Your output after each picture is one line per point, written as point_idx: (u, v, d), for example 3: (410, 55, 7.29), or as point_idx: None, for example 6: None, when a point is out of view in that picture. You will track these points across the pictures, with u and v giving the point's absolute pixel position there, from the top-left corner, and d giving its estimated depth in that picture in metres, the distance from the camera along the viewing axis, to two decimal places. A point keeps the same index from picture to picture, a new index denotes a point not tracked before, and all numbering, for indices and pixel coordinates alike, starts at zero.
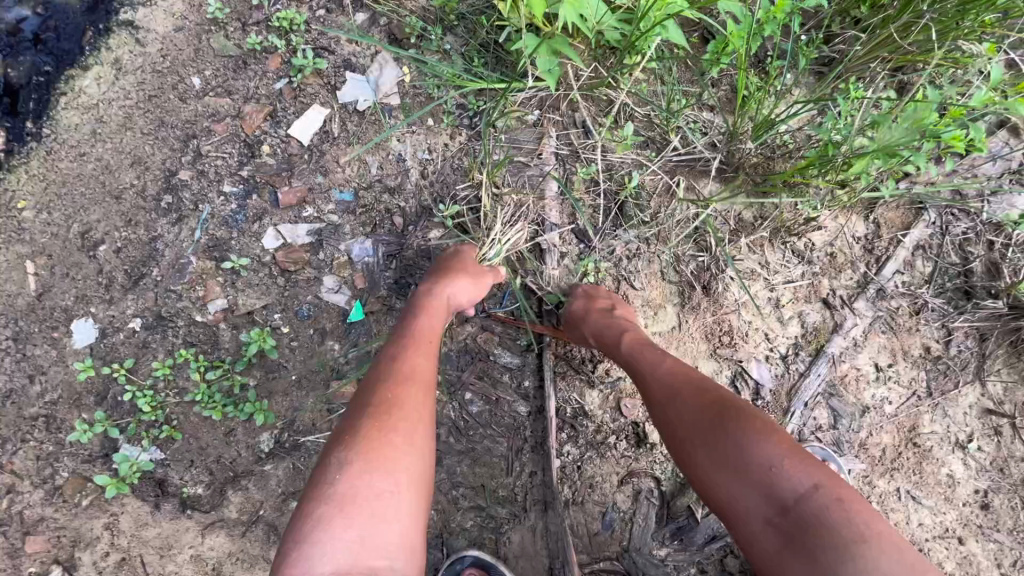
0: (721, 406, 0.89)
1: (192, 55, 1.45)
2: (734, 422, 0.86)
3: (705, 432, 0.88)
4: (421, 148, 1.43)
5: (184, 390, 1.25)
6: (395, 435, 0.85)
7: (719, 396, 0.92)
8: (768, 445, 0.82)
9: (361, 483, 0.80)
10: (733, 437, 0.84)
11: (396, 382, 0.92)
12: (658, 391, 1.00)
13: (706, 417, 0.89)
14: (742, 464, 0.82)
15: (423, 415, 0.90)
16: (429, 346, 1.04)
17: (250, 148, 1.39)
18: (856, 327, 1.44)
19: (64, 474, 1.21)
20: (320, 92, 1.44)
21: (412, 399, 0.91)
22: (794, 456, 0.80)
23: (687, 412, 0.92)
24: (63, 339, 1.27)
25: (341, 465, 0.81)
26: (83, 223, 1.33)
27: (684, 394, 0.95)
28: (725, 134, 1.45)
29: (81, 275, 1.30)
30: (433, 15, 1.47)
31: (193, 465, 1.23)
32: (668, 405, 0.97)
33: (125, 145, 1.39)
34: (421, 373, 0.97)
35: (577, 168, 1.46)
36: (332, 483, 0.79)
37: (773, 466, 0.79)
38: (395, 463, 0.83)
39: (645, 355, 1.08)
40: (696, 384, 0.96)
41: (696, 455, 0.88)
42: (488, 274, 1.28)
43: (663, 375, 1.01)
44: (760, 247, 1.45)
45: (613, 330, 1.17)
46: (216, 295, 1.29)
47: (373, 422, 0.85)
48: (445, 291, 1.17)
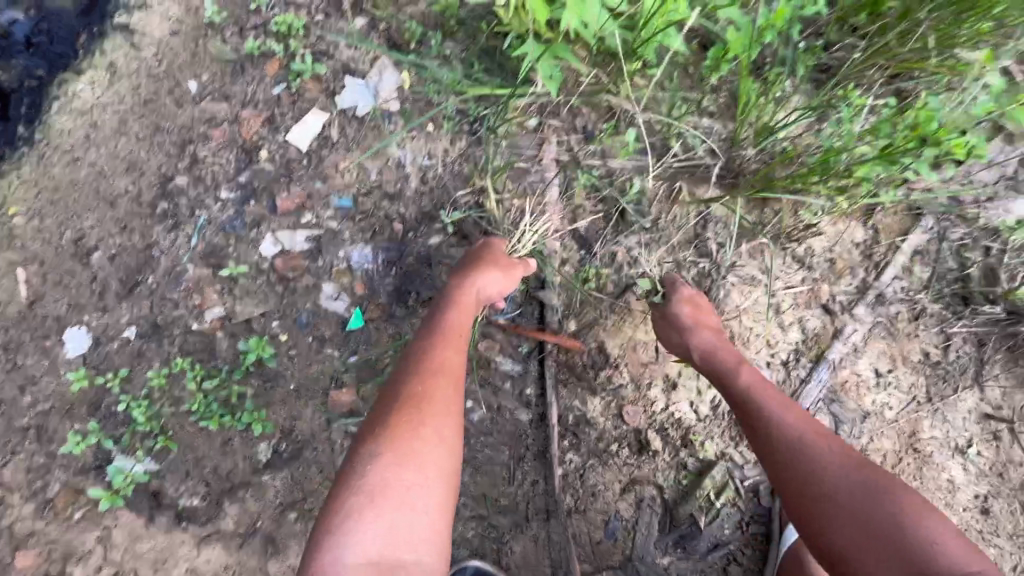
0: (877, 477, 0.88)
1: (189, 59, 1.44)
2: (893, 495, 0.85)
3: (859, 497, 0.86)
4: (421, 154, 1.42)
5: (180, 400, 1.22)
6: (425, 429, 0.85)
7: (863, 462, 0.91)
8: (934, 526, 0.81)
9: (391, 478, 0.80)
10: (895, 511, 0.83)
11: (425, 375, 0.91)
12: (784, 438, 0.97)
13: (862, 483, 0.87)
14: (904, 538, 0.81)
15: (452, 409, 0.89)
16: (457, 339, 1.01)
17: (248, 153, 1.38)
18: (856, 333, 1.44)
19: (56, 487, 1.19)
20: (319, 97, 1.43)
21: (442, 394, 0.90)
22: (955, 538, 0.81)
23: (832, 467, 0.90)
24: (55, 348, 1.24)
25: (371, 458, 0.82)
26: (76, 230, 1.31)
27: (823, 449, 0.93)
28: (725, 140, 1.45)
29: (74, 283, 1.28)
30: (433, 20, 1.46)
31: (189, 476, 1.21)
32: (801, 456, 0.94)
33: (120, 151, 1.37)
34: (454, 368, 0.95)
35: (578, 173, 1.45)
36: (361, 477, 0.80)
37: (936, 545, 0.79)
38: (425, 459, 0.83)
39: (764, 396, 1.05)
40: (835, 442, 0.95)
41: (842, 518, 0.86)
42: (519, 269, 1.22)
43: (793, 423, 0.98)
44: (761, 253, 1.45)
45: (729, 359, 1.14)
46: (212, 303, 1.27)
47: (402, 416, 0.85)
48: (476, 280, 1.13)
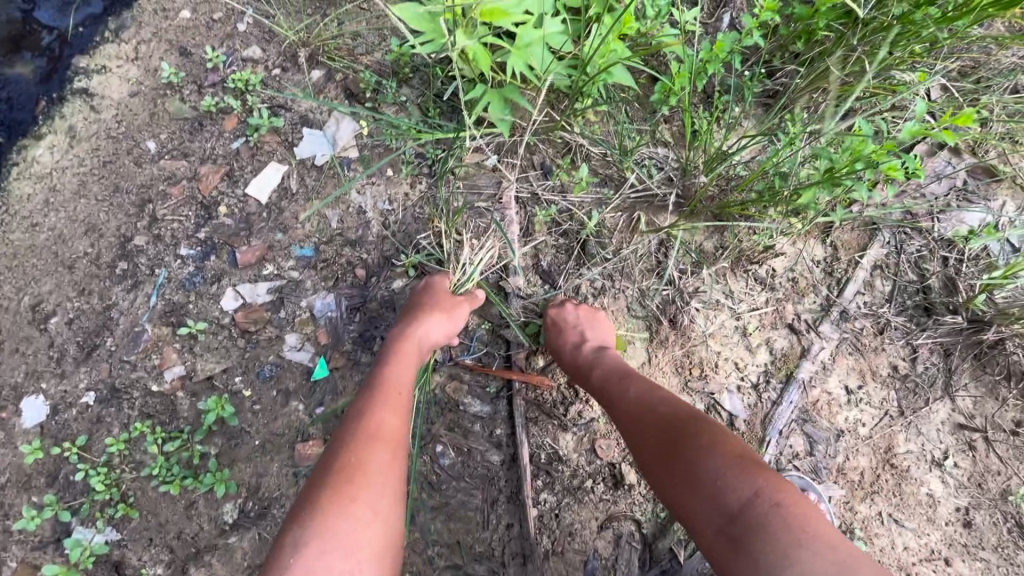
0: (684, 426, 0.93)
1: (147, 119, 1.46)
2: (692, 439, 0.90)
3: (664, 453, 0.91)
4: (381, 199, 1.44)
5: (141, 464, 1.20)
6: (356, 506, 0.83)
7: (675, 418, 0.95)
8: (723, 458, 0.84)
9: (320, 565, 0.77)
10: (689, 453, 0.88)
11: (358, 443, 0.90)
12: (625, 417, 1.04)
13: (670, 436, 0.93)
14: (695, 477, 0.85)
15: (388, 479, 0.88)
16: (396, 397, 1.01)
17: (207, 209, 1.38)
18: (823, 351, 1.45)
19: (12, 564, 1.15)
20: (277, 149, 1.45)
21: (378, 464, 0.88)
22: (743, 466, 0.83)
23: (647, 435, 0.96)
24: (12, 419, 1.22)
25: (298, 545, 0.78)
26: (34, 295, 1.30)
27: (648, 417, 0.99)
28: (679, 169, 1.49)
29: (31, 350, 1.26)
30: (388, 68, 1.50)
31: (152, 544, 1.18)
32: (633, 429, 1.01)
33: (78, 213, 1.38)
34: (392, 433, 0.94)
35: (537, 210, 1.47)
36: (287, 567, 0.77)
37: (720, 479, 0.82)
38: (357, 538, 0.81)
39: (614, 384, 1.12)
40: (662, 407, 1.00)
41: (657, 474, 0.92)
42: (460, 305, 1.27)
43: (632, 401, 1.05)
44: (723, 277, 1.47)
45: (585, 364, 1.21)
46: (173, 361, 1.26)
47: (335, 494, 0.83)
48: (418, 333, 1.16)
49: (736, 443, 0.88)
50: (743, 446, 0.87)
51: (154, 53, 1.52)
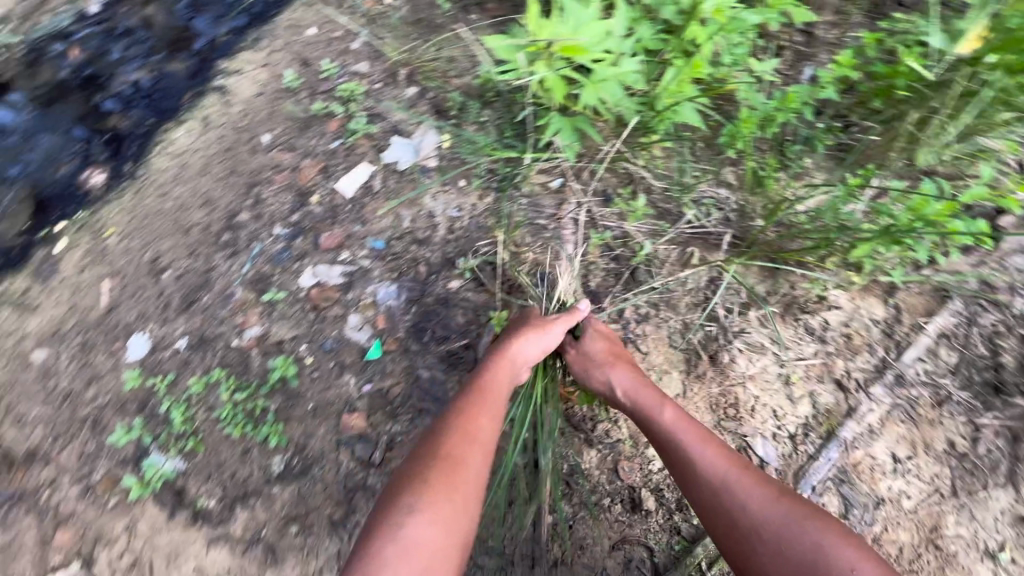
0: (794, 509, 1.00)
1: (267, 116, 1.70)
2: (803, 522, 0.97)
3: (779, 531, 0.98)
4: (451, 206, 1.57)
5: (212, 407, 1.37)
6: (456, 495, 0.98)
7: (782, 494, 1.03)
8: (848, 548, 0.93)
9: (422, 535, 0.91)
10: (813, 538, 0.95)
11: (460, 439, 1.06)
12: (711, 477, 1.07)
13: (780, 518, 0.99)
14: (822, 565, 0.93)
15: (481, 478, 1.03)
16: (493, 404, 1.15)
17: (302, 196, 1.58)
18: (871, 414, 1.39)
19: (99, 473, 1.35)
20: (368, 152, 1.63)
21: (474, 462, 1.03)
22: (863, 557, 0.92)
23: (750, 505, 1.02)
24: (120, 351, 1.44)
25: (410, 513, 0.93)
26: (155, 252, 1.54)
27: (745, 490, 1.04)
28: (737, 211, 1.53)
29: (145, 296, 1.49)
30: (475, 91, 1.67)
31: (210, 479, 1.34)
32: (725, 494, 1.05)
33: (199, 188, 1.62)
34: (485, 440, 1.08)
35: (592, 234, 1.54)
36: (399, 527, 0.91)
37: (852, 568, 0.91)
38: (452, 521, 0.95)
39: (686, 434, 1.14)
40: (756, 480, 1.06)
41: (764, 552, 0.98)
42: (554, 325, 1.32)
43: (720, 464, 1.08)
44: (772, 322, 1.46)
45: (650, 392, 1.22)
46: (253, 323, 1.43)
47: (441, 478, 0.98)
48: (514, 348, 1.24)
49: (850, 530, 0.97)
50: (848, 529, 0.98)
51: (281, 61, 1.77)
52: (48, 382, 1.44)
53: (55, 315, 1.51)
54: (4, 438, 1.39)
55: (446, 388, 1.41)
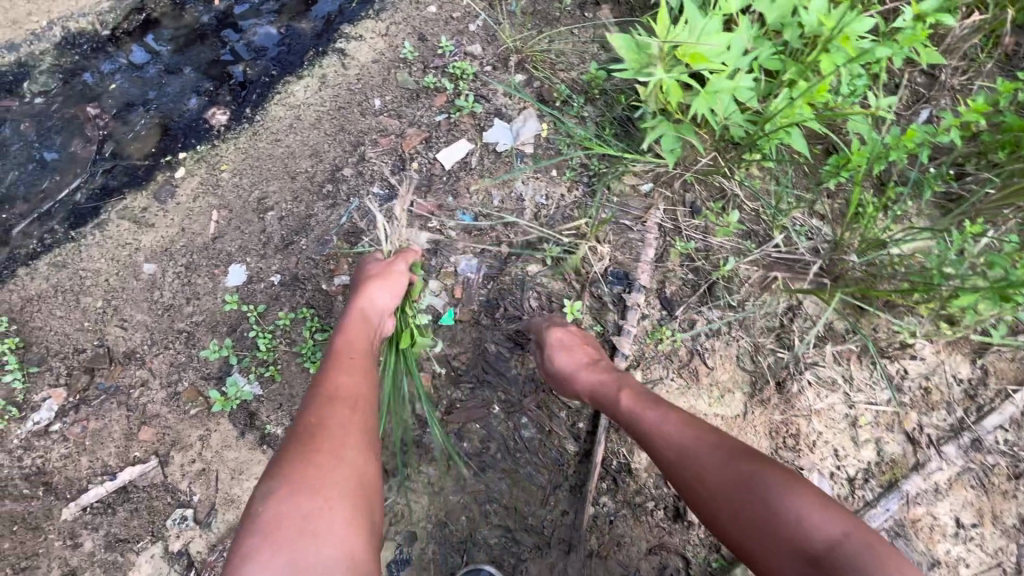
0: (744, 463, 0.96)
1: (380, 82, 1.79)
2: (755, 475, 0.93)
3: (729, 490, 0.94)
4: (540, 193, 1.61)
5: (294, 342, 1.47)
6: (323, 452, 0.94)
7: (732, 449, 0.99)
8: (799, 498, 0.88)
9: (290, 505, 0.86)
10: (761, 494, 0.91)
11: (319, 405, 1.02)
12: (665, 447, 1.06)
13: (733, 476, 0.95)
14: (771, 520, 0.88)
15: (349, 429, 0.99)
16: (351, 362, 1.13)
17: (402, 161, 1.66)
18: (940, 472, 1.34)
19: (185, 383, 1.47)
20: (470, 130, 1.69)
21: (338, 417, 1.00)
22: (820, 505, 0.87)
23: (699, 470, 0.99)
24: (220, 276, 1.56)
25: (271, 493, 0.88)
26: (262, 191, 1.66)
27: (700, 453, 1.01)
28: (830, 243, 1.50)
29: (249, 230, 1.61)
30: (580, 87, 1.71)
31: (281, 408, 1.44)
32: (678, 459, 1.03)
33: (309, 140, 1.72)
34: (350, 391, 1.06)
35: (676, 242, 1.55)
36: (262, 510, 0.86)
37: (799, 518, 0.86)
38: (321, 477, 0.90)
39: (643, 412, 1.13)
40: (710, 439, 1.02)
41: (727, 515, 0.94)
42: (396, 270, 1.36)
43: (677, 433, 1.06)
44: (847, 360, 1.43)
45: (608, 386, 1.23)
46: (343, 271, 1.52)
47: (301, 448, 0.94)
48: (363, 302, 1.27)
49: (807, 481, 0.92)
50: (807, 479, 0.92)
51: (399, 33, 1.86)
52: (152, 292, 1.57)
53: (166, 234, 1.64)
54: (108, 335, 1.53)
55: (508, 365, 1.46)
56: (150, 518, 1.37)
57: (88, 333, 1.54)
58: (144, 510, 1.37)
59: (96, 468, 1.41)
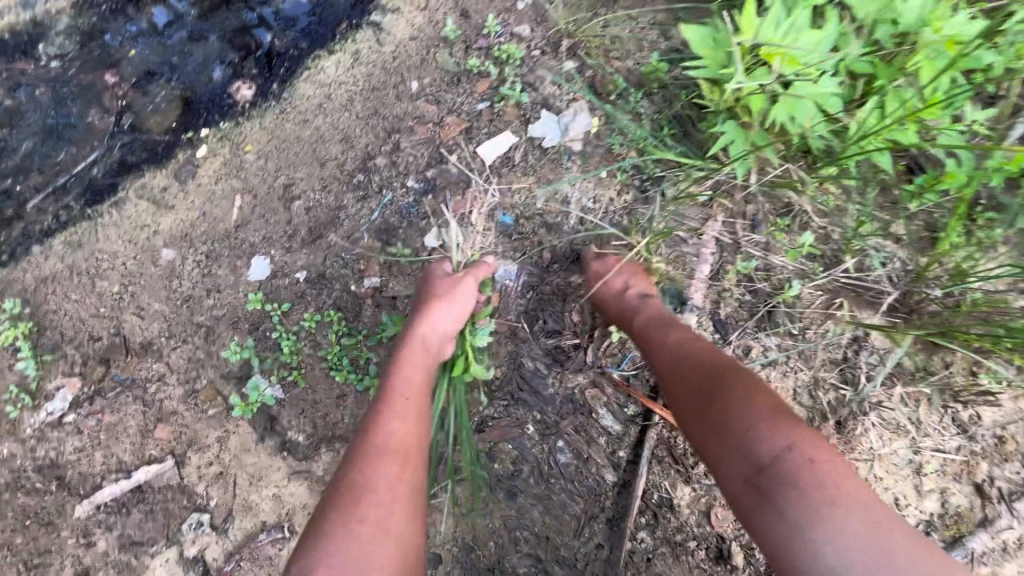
0: (718, 374, 0.92)
1: (417, 62, 1.61)
2: (722, 387, 0.89)
3: (695, 401, 0.92)
4: (587, 196, 1.48)
5: (319, 345, 1.39)
6: (364, 523, 0.87)
7: (712, 365, 0.95)
8: (756, 409, 0.83)
9: None
10: (722, 403, 0.87)
11: (365, 460, 0.94)
12: (662, 363, 1.05)
13: (702, 385, 0.93)
14: (725, 428, 0.85)
15: (397, 495, 0.92)
16: (403, 406, 1.04)
17: (440, 154, 1.53)
18: (1009, 530, 1.24)
19: (204, 381, 1.40)
20: (514, 121, 1.55)
21: (385, 479, 0.92)
22: (772, 417, 0.82)
23: (681, 384, 0.97)
24: (242, 269, 1.48)
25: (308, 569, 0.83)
26: (288, 177, 1.54)
27: (684, 367, 0.99)
28: (908, 272, 1.34)
29: (274, 220, 1.51)
30: (637, 78, 1.54)
31: (302, 414, 1.36)
32: (667, 374, 1.02)
33: (339, 123, 1.58)
34: (401, 443, 0.98)
35: (735, 259, 1.41)
36: None
37: (750, 429, 0.82)
38: (361, 558, 0.83)
39: (654, 334, 1.13)
40: (698, 356, 0.99)
41: (688, 417, 0.93)
42: (461, 287, 1.26)
43: (671, 350, 1.05)
44: (916, 402, 1.30)
45: (627, 310, 1.24)
46: (373, 272, 1.44)
47: (342, 517, 0.88)
48: (424, 328, 1.18)
49: (775, 395, 0.87)
50: (777, 396, 0.86)
51: (441, 6, 1.62)
52: (171, 281, 1.48)
53: (186, 218, 1.54)
54: (124, 324, 1.46)
55: (545, 384, 1.35)
56: (166, 520, 1.32)
57: (103, 320, 1.46)
58: (160, 512, 1.32)
59: (110, 465, 1.35)
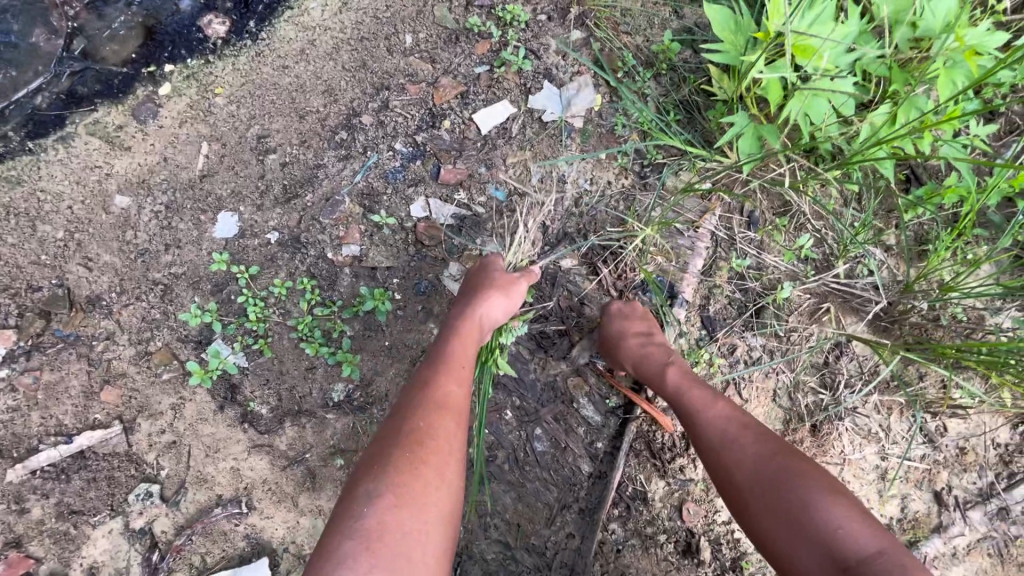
0: (788, 460, 0.90)
1: (413, 14, 1.48)
2: (796, 476, 0.87)
3: (764, 486, 0.89)
4: (585, 176, 1.41)
5: (289, 313, 1.30)
6: (427, 468, 0.84)
7: (780, 449, 0.93)
8: (838, 506, 0.82)
9: (387, 523, 0.78)
10: (798, 494, 0.85)
11: (427, 409, 0.90)
12: (708, 432, 1.00)
13: (771, 473, 0.89)
14: (805, 521, 0.82)
15: (454, 449, 0.89)
16: (460, 369, 1.00)
17: (432, 117, 1.43)
18: (961, 537, 1.29)
19: (158, 343, 1.29)
20: (514, 90, 1.45)
21: (446, 431, 0.89)
22: (859, 519, 0.81)
23: (742, 462, 0.93)
24: (207, 225, 1.35)
25: (369, 497, 0.80)
26: (262, 128, 1.41)
27: (747, 444, 0.95)
28: (897, 283, 1.34)
29: (244, 173, 1.38)
30: (646, 56, 1.46)
31: (268, 385, 1.28)
32: (721, 448, 0.97)
33: (322, 73, 1.44)
34: (459, 402, 0.95)
35: (728, 256, 1.39)
36: (359, 517, 0.78)
37: (836, 528, 0.80)
38: (422, 501, 0.81)
39: (693, 394, 1.08)
40: (756, 434, 0.96)
41: (756, 505, 0.89)
42: (518, 283, 1.20)
43: (721, 424, 1.00)
44: (888, 410, 1.33)
45: (659, 362, 1.17)
46: (352, 240, 1.34)
47: (405, 455, 0.84)
48: (482, 308, 1.12)
49: (851, 494, 0.85)
50: (853, 495, 0.85)
51: None
52: (125, 231, 1.35)
53: (143, 163, 1.39)
54: (69, 275, 1.32)
55: (527, 369, 1.31)
56: (109, 490, 1.22)
57: (44, 269, 1.32)
58: (103, 481, 1.22)
59: (48, 427, 1.24)
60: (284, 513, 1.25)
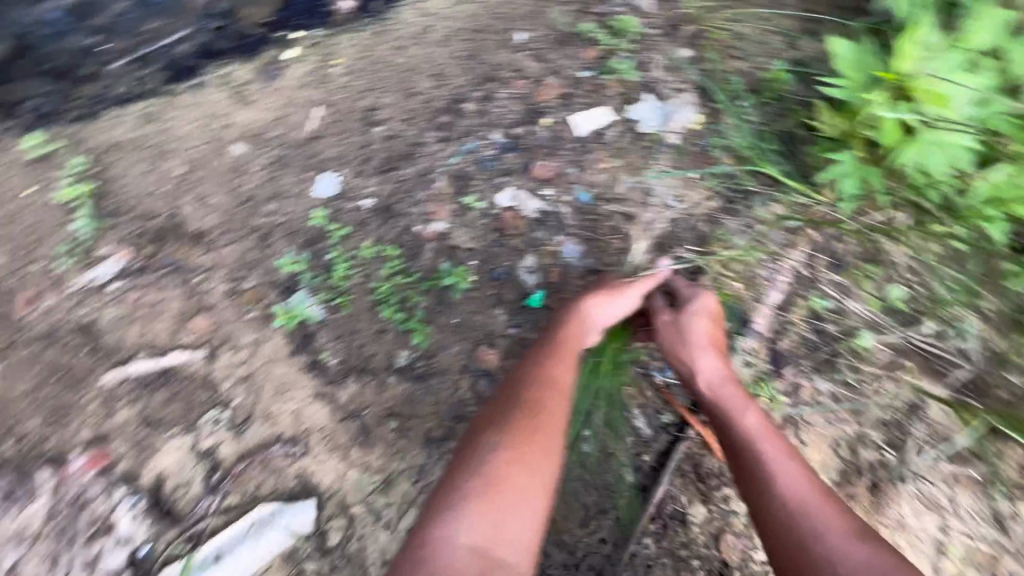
0: (874, 544, 0.90)
1: (530, 13, 1.53)
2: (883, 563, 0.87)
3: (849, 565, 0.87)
4: (672, 192, 1.42)
5: (370, 277, 1.37)
6: (538, 436, 1.00)
7: (863, 532, 0.92)
8: None
9: (503, 474, 0.95)
10: None
11: (541, 388, 1.08)
12: (784, 489, 0.98)
13: (857, 554, 0.88)
14: None
15: (559, 427, 1.04)
16: (571, 357, 1.14)
17: (532, 113, 1.47)
18: None
19: (249, 283, 1.39)
20: (616, 98, 1.47)
21: (555, 409, 1.05)
22: None
23: (822, 533, 0.91)
24: (309, 183, 1.45)
25: (492, 450, 0.98)
26: (373, 101, 1.49)
27: (827, 516, 0.93)
28: (988, 353, 1.28)
29: (350, 140, 1.47)
30: (755, 82, 1.45)
31: (340, 340, 1.35)
32: (799, 511, 0.95)
33: (435, 57, 1.52)
34: (566, 386, 1.10)
35: (808, 294, 1.35)
36: (484, 465, 0.96)
37: None
38: (532, 464, 0.97)
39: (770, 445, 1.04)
40: (836, 508, 0.95)
41: None
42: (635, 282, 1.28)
43: (798, 481, 0.99)
44: (956, 481, 1.26)
45: (736, 393, 1.13)
46: (440, 218, 1.40)
47: (522, 422, 1.01)
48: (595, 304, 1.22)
49: None
50: None
51: None
52: (237, 177, 1.46)
53: (262, 117, 1.50)
54: (182, 208, 1.44)
55: None
56: (186, 409, 1.33)
57: (163, 200, 1.44)
58: (182, 400, 1.33)
59: (144, 342, 1.36)
60: (334, 462, 1.32)
